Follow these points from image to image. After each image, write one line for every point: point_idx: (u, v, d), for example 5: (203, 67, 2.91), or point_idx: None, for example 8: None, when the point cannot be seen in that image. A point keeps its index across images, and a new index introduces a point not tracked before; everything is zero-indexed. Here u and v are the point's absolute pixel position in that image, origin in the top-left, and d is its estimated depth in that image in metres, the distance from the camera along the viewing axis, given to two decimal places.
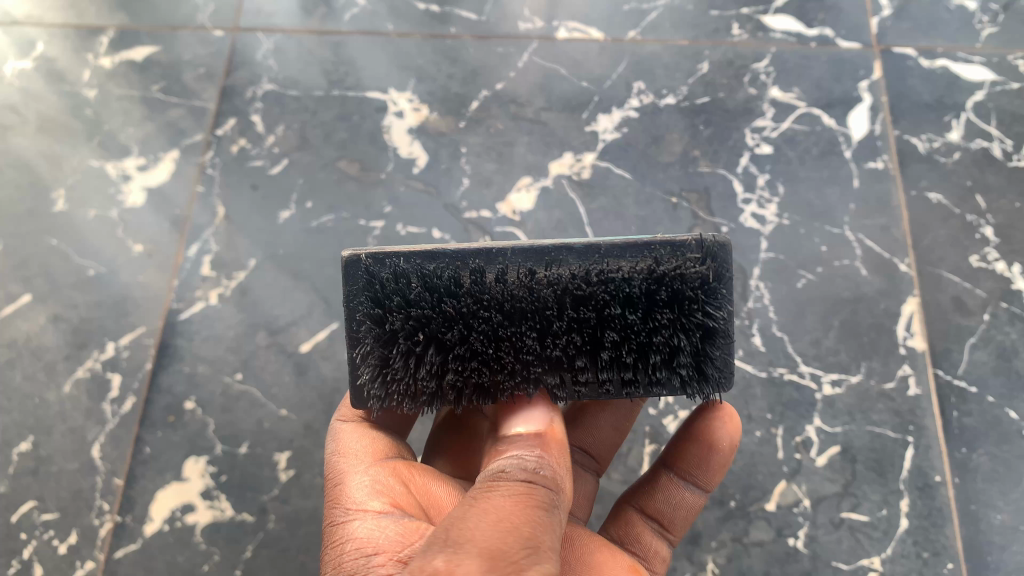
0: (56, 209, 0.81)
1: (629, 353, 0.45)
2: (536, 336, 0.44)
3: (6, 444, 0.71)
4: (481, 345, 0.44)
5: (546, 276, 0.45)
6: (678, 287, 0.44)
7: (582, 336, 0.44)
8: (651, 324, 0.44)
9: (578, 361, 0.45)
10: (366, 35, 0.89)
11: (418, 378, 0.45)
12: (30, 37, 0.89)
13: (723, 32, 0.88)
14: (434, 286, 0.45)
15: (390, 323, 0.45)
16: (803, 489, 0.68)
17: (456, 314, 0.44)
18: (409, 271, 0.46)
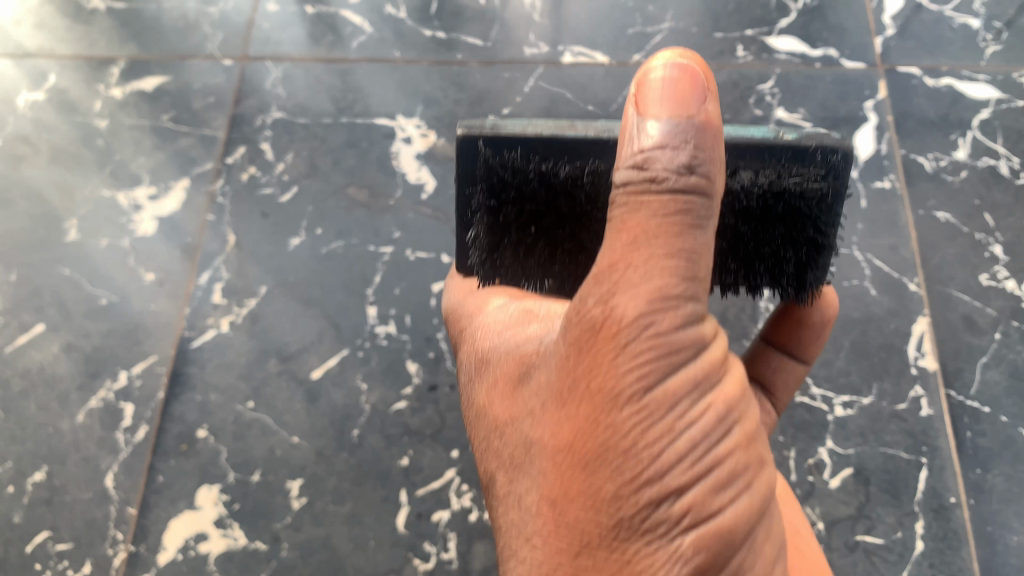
0: (68, 238, 0.82)
1: (733, 260, 0.50)
2: None
3: (21, 474, 0.72)
4: (592, 240, 0.51)
5: None
6: (795, 203, 0.46)
7: None
8: (760, 237, 0.48)
9: None
10: (373, 62, 0.90)
11: (526, 263, 0.53)
12: (42, 68, 0.91)
13: (727, 54, 0.88)
14: (549, 184, 0.48)
15: (504, 214, 0.50)
16: (816, 512, 0.67)
17: (569, 212, 0.49)
18: (522, 163, 0.48)
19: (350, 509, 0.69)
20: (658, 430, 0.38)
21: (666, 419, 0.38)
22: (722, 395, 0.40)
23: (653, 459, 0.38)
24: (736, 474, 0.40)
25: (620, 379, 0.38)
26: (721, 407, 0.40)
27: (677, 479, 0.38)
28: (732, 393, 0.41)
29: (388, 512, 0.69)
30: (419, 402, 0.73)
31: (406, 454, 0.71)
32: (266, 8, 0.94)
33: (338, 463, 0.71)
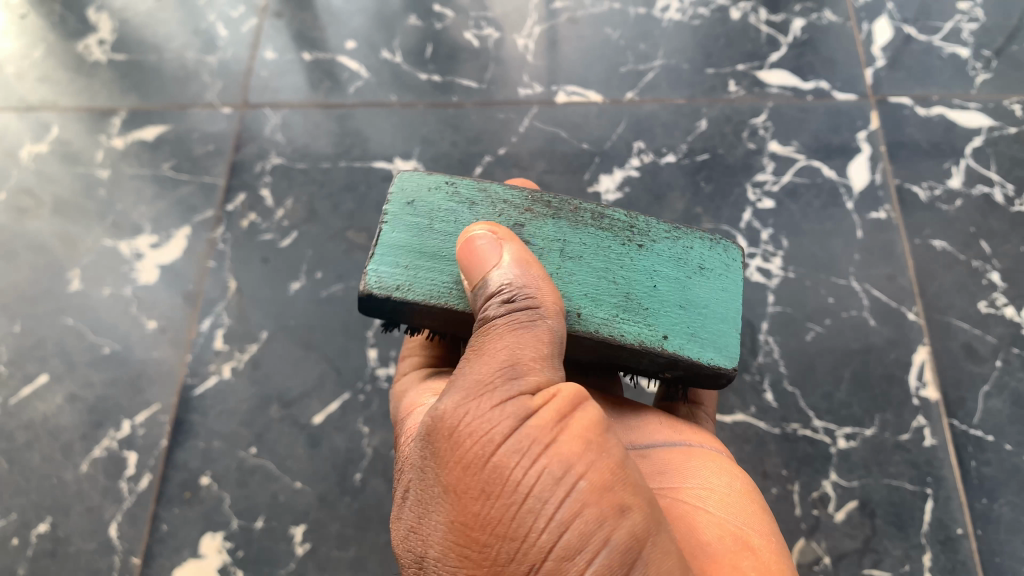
0: (71, 288, 0.83)
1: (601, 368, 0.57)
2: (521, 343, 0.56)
3: (25, 526, 0.72)
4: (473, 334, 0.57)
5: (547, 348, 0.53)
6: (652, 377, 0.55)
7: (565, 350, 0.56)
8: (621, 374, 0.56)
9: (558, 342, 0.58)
10: (370, 106, 0.91)
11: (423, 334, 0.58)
12: (45, 121, 0.93)
13: (719, 89, 0.89)
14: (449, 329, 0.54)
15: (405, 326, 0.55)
16: (823, 547, 0.67)
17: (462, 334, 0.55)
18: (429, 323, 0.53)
19: (353, 554, 0.69)
20: (497, 510, 0.41)
21: (500, 495, 0.41)
22: (553, 455, 0.42)
23: (498, 545, 0.41)
24: (589, 532, 0.40)
25: (455, 473, 0.43)
26: (558, 467, 0.41)
27: (530, 553, 0.40)
28: (571, 449, 0.42)
29: (391, 557, 0.69)
30: None
31: None
32: (264, 56, 0.96)
33: (341, 507, 0.71)
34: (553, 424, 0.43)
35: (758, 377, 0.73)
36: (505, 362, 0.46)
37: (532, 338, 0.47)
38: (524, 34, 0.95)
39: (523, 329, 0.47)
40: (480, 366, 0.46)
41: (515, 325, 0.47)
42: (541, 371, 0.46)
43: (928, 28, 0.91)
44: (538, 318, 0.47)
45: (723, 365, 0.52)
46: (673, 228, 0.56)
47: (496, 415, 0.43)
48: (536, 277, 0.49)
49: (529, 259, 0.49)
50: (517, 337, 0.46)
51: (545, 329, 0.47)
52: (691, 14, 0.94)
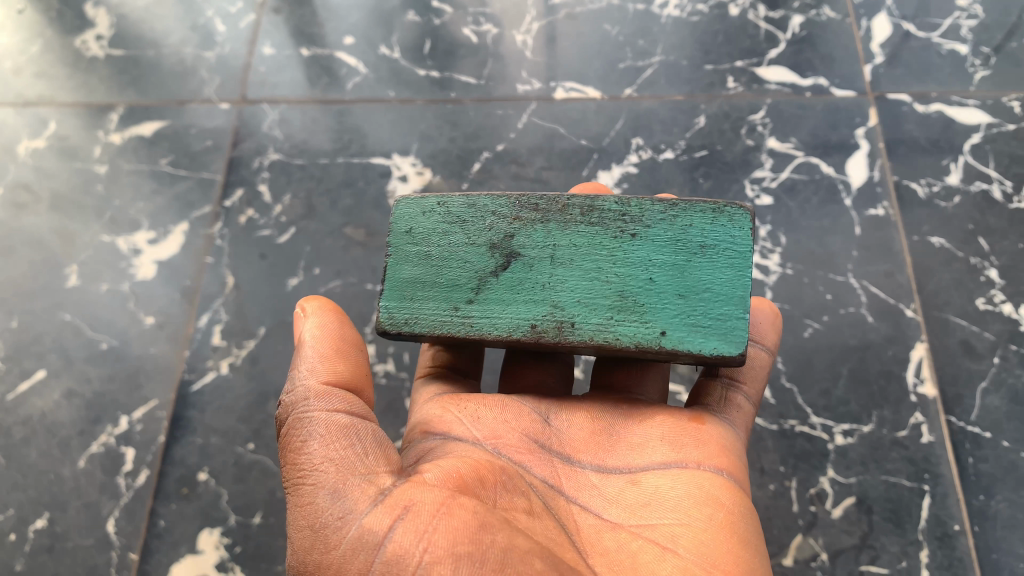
0: (69, 284, 0.83)
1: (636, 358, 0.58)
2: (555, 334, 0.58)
3: (22, 522, 0.71)
4: None
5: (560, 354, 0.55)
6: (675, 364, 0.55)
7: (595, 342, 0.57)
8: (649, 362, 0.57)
9: None
10: (368, 102, 0.91)
11: None
12: (43, 117, 0.92)
13: (718, 86, 0.89)
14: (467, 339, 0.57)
15: None
16: (820, 543, 0.67)
17: None
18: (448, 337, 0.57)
19: None
20: None
21: None
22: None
23: None
24: None
25: None
26: None
27: None
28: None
29: None
30: None
31: None
32: (262, 52, 0.96)
33: None
34: (415, 549, 0.44)
35: None
36: (330, 485, 0.47)
37: (328, 438, 0.49)
38: (523, 30, 0.95)
39: (311, 439, 0.49)
40: (304, 493, 0.48)
41: (314, 433, 0.49)
42: (378, 481, 0.48)
43: (927, 24, 0.91)
44: (316, 415, 0.50)
45: (728, 352, 0.50)
46: (667, 207, 0.53)
47: (352, 563, 0.45)
48: (322, 367, 0.52)
49: (325, 341, 0.53)
50: (313, 449, 0.49)
51: (334, 417, 0.50)
52: (689, 10, 0.94)
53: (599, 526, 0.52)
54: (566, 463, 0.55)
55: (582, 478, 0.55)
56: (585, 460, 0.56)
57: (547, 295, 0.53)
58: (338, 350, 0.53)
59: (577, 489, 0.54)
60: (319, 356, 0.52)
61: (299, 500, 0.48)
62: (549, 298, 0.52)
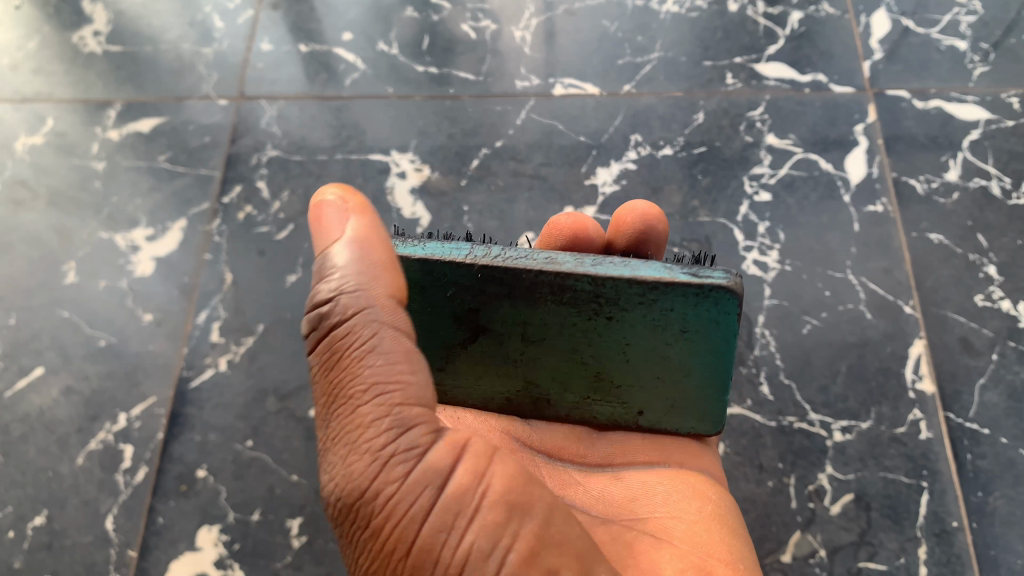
0: (67, 281, 0.83)
1: None
2: None
3: (21, 519, 0.71)
4: None
5: None
6: None
7: None
8: None
9: None
10: (367, 98, 0.91)
11: None
12: (40, 113, 0.92)
13: (717, 82, 0.89)
14: None
15: None
16: (818, 539, 0.67)
17: None
18: None
19: None
20: None
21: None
22: (480, 529, 0.39)
23: None
24: None
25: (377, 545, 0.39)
26: (482, 544, 0.39)
27: None
28: (493, 519, 0.39)
29: None
30: None
31: None
32: (260, 48, 0.96)
33: None
34: (473, 488, 0.39)
35: (755, 370, 0.73)
36: (388, 407, 0.40)
37: (399, 359, 0.41)
38: (522, 26, 0.95)
39: (376, 352, 0.41)
40: (348, 412, 0.41)
41: (377, 344, 0.41)
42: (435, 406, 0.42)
43: (926, 20, 0.91)
44: (386, 332, 0.41)
45: (703, 431, 0.55)
46: (649, 289, 0.47)
47: (406, 494, 0.39)
48: (385, 280, 0.43)
49: (376, 249, 0.43)
50: (375, 362, 0.41)
51: (399, 340, 0.41)
52: (688, 7, 0.94)
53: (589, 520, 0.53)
54: (549, 465, 0.57)
55: (566, 477, 0.56)
56: (567, 461, 0.57)
57: (522, 374, 0.53)
58: (389, 262, 0.43)
59: (565, 486, 0.55)
60: (371, 256, 0.43)
61: (352, 422, 0.40)
62: (524, 377, 0.53)
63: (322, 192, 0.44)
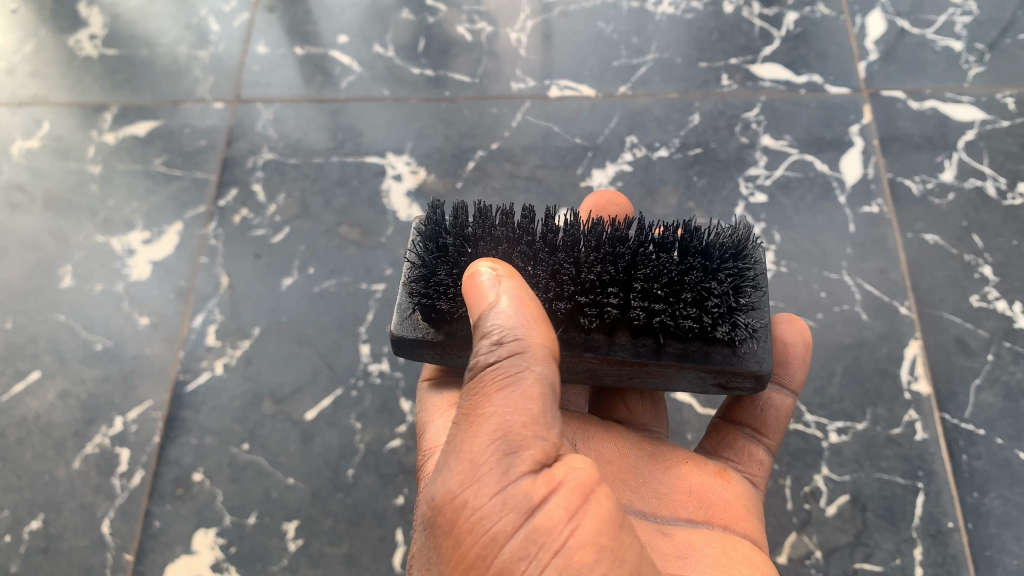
0: (63, 285, 0.83)
1: (660, 287, 0.49)
2: (573, 264, 0.50)
3: (17, 523, 0.71)
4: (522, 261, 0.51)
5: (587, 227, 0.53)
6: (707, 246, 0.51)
7: (616, 266, 0.50)
8: (683, 265, 0.50)
9: (611, 288, 0.50)
10: (363, 101, 0.91)
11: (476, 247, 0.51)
12: (36, 117, 0.92)
13: (712, 83, 0.89)
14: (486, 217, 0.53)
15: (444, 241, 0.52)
16: (814, 541, 0.67)
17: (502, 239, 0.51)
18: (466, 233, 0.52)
19: (345, 550, 0.69)
20: None
21: None
22: (560, 564, 0.38)
23: None
24: None
25: (459, 566, 0.40)
26: None
27: None
28: (578, 559, 0.38)
29: (385, 551, 0.69)
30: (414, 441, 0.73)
31: (402, 493, 0.71)
32: (256, 51, 0.96)
33: (333, 503, 0.71)
34: (563, 525, 0.39)
35: None
36: (503, 432, 0.41)
37: (529, 394, 0.42)
38: (517, 27, 0.95)
39: (513, 385, 0.42)
40: (469, 436, 0.42)
41: (515, 380, 0.43)
42: (550, 446, 0.42)
43: (921, 21, 0.91)
44: (527, 371, 0.43)
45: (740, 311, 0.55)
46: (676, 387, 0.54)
47: (500, 507, 0.39)
48: (533, 327, 0.44)
49: (526, 301, 0.45)
50: (507, 397, 0.42)
51: (538, 379, 0.43)
52: (684, 8, 0.94)
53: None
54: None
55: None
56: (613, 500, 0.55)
57: None
58: (544, 318, 0.45)
59: None
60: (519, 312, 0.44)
61: (468, 431, 0.42)
62: None
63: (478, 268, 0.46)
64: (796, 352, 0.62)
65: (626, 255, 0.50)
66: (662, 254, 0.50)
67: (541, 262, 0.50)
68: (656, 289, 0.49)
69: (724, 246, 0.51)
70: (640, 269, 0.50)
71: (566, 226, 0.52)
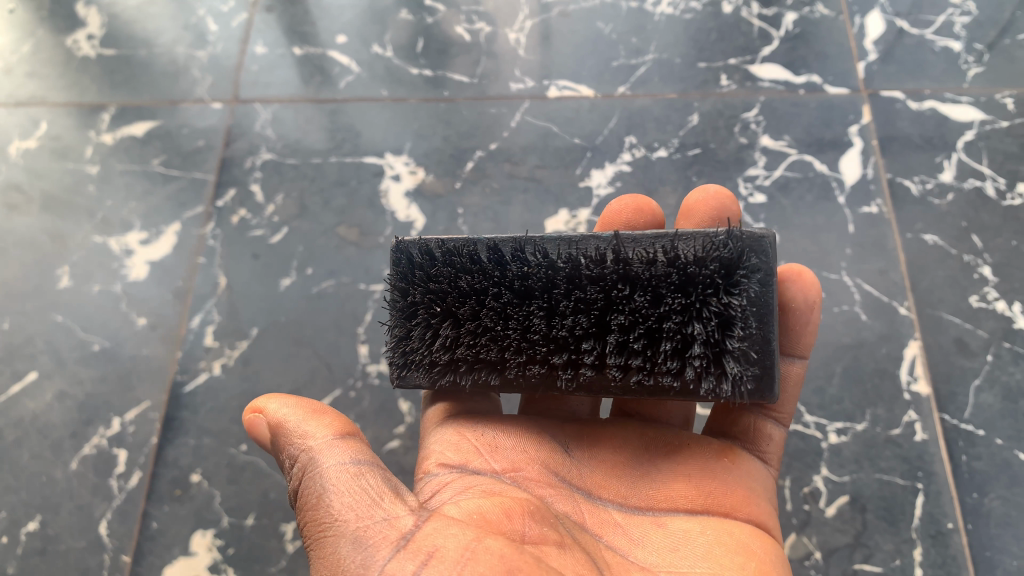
0: (60, 285, 0.82)
1: (638, 338, 0.48)
2: (544, 315, 0.49)
3: (14, 524, 0.71)
4: (490, 319, 0.50)
5: (563, 259, 0.50)
6: (692, 272, 0.47)
7: (589, 317, 0.48)
8: (661, 310, 0.47)
9: (585, 343, 0.49)
10: (362, 101, 0.91)
11: (448, 298, 0.52)
12: (34, 117, 0.92)
13: (711, 83, 0.89)
14: (453, 263, 0.52)
15: (414, 295, 0.53)
16: (813, 541, 0.67)
17: (470, 290, 0.51)
18: (436, 282, 0.52)
19: None
20: None
21: None
22: None
23: None
24: None
25: None
26: None
27: None
28: None
29: None
30: (412, 441, 0.73)
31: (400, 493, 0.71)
32: (254, 51, 0.96)
33: None
34: None
35: None
36: (350, 535, 0.45)
37: (341, 489, 0.47)
38: (516, 27, 0.95)
39: (325, 494, 0.47)
40: (326, 545, 0.45)
41: (328, 485, 0.48)
42: (399, 526, 0.45)
43: (920, 21, 0.91)
44: (326, 473, 0.48)
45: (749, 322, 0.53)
46: None
47: None
48: (312, 429, 0.51)
49: (301, 408, 0.52)
50: (328, 503, 0.47)
51: (344, 468, 0.49)
52: (683, 8, 0.94)
53: (631, 567, 0.50)
54: (591, 502, 0.55)
55: (608, 519, 0.54)
56: (607, 500, 0.55)
57: None
58: (317, 410, 0.52)
59: (603, 527, 0.53)
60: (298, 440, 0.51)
61: (321, 553, 0.45)
62: None
63: (252, 411, 0.53)
64: (802, 316, 0.58)
65: (599, 300, 0.48)
66: (639, 296, 0.48)
67: (511, 316, 0.50)
68: (633, 342, 0.48)
69: (708, 271, 0.47)
70: (616, 315, 0.48)
71: (539, 263, 0.50)
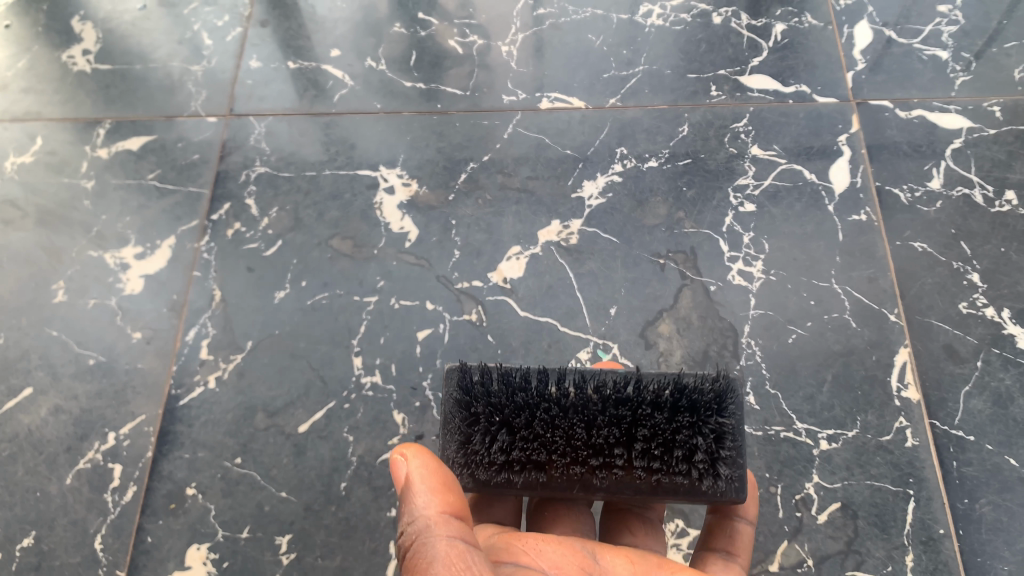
0: (56, 300, 0.83)
1: (657, 447, 0.50)
2: (584, 427, 0.50)
3: (9, 540, 0.71)
4: (542, 428, 0.50)
5: (595, 383, 0.52)
6: (697, 396, 0.51)
7: (620, 429, 0.50)
8: (675, 424, 0.50)
9: (616, 451, 0.50)
10: (355, 114, 0.92)
11: (504, 409, 0.51)
12: (30, 133, 0.93)
13: (701, 94, 0.90)
14: (508, 381, 0.53)
15: (474, 408, 0.52)
16: (805, 549, 0.67)
17: (524, 404, 0.51)
18: (493, 395, 0.52)
19: (338, 563, 0.69)
20: None
21: None
22: None
23: None
24: None
25: None
26: None
27: None
28: None
29: (378, 564, 0.68)
30: None
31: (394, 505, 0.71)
32: (248, 65, 0.97)
33: (326, 517, 0.70)
34: None
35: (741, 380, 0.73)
36: None
37: (450, 560, 0.45)
38: (508, 41, 0.96)
39: (432, 565, 0.45)
40: None
41: (436, 557, 0.45)
42: None
43: (907, 31, 0.92)
44: (436, 541, 0.46)
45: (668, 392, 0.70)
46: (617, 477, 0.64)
47: None
48: (431, 501, 0.48)
49: (432, 475, 0.49)
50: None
51: (452, 543, 0.46)
52: (672, 20, 0.95)
53: None
54: None
55: None
56: None
57: None
58: (446, 484, 0.49)
59: None
60: (414, 502, 0.48)
61: None
62: None
63: (398, 451, 0.51)
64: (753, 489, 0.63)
65: (628, 416, 0.50)
66: (660, 412, 0.51)
67: (558, 426, 0.51)
68: (654, 447, 0.50)
69: (709, 395, 0.51)
70: (641, 428, 0.50)
71: (576, 385, 0.52)
